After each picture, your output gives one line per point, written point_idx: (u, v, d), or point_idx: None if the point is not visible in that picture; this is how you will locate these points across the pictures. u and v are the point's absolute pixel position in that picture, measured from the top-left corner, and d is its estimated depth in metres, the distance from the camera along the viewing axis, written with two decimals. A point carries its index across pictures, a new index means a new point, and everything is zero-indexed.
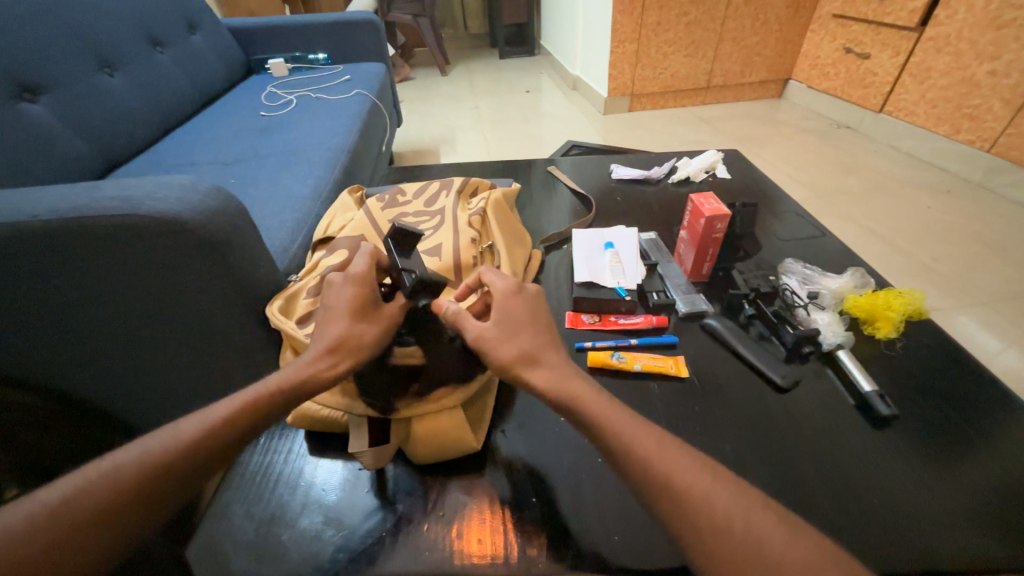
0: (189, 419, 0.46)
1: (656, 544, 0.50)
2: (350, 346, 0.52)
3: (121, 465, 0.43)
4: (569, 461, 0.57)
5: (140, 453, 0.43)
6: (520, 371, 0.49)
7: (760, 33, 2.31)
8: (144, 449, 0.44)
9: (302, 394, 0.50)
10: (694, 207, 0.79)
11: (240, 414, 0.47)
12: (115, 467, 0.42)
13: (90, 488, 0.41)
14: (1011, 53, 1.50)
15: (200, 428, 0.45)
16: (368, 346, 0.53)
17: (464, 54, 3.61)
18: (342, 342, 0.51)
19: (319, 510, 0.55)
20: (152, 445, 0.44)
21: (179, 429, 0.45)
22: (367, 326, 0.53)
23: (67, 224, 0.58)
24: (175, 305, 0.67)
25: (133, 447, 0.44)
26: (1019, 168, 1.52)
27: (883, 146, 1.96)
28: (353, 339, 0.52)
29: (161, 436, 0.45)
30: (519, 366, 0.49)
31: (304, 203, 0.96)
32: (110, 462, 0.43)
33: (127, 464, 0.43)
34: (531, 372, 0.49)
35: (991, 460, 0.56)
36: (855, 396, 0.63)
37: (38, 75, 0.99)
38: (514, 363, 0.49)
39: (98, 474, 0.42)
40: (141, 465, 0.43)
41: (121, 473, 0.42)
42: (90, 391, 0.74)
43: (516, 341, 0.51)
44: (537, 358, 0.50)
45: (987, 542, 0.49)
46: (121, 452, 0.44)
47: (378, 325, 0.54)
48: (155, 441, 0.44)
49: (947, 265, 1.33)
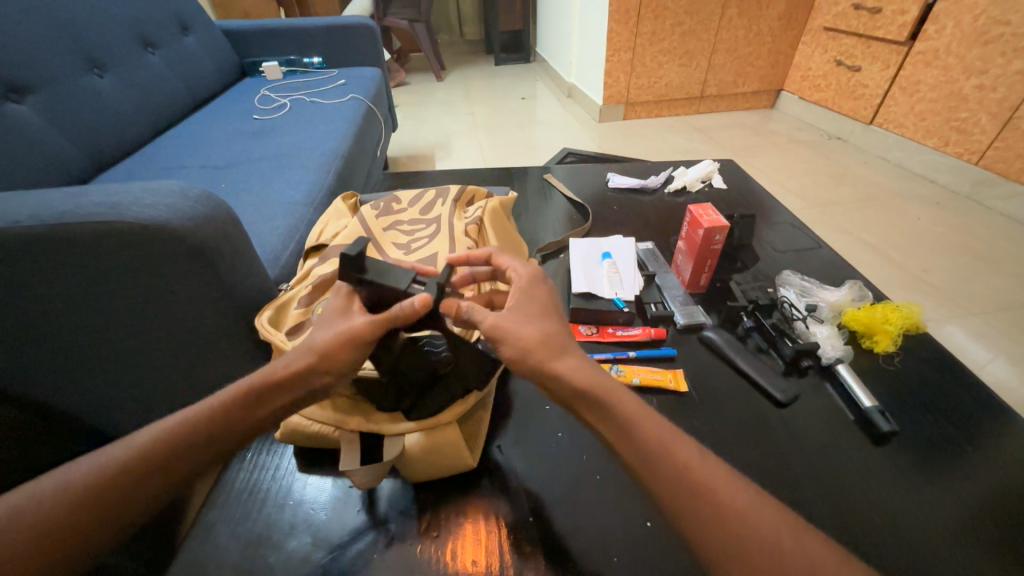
0: (146, 430, 0.44)
1: (657, 565, 0.48)
2: (314, 360, 0.47)
3: (75, 477, 0.40)
4: (567, 477, 0.56)
5: (96, 464, 0.41)
6: (546, 361, 0.46)
7: (753, 45, 2.34)
8: (98, 460, 0.42)
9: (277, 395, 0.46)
10: (693, 218, 0.79)
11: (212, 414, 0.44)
12: (69, 479, 0.40)
13: (42, 501, 0.39)
14: (998, 68, 1.53)
15: (157, 439, 0.43)
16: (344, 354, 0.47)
17: (459, 60, 3.62)
18: (308, 352, 0.47)
19: (308, 531, 0.53)
20: (106, 456, 0.42)
21: (136, 439, 0.43)
22: (331, 336, 0.47)
23: (50, 231, 0.55)
24: (163, 315, 0.65)
25: (89, 458, 0.42)
26: (1008, 181, 1.54)
27: (874, 157, 1.99)
28: (318, 349, 0.47)
29: (117, 446, 0.43)
30: (546, 350, 0.47)
31: (297, 208, 0.94)
32: (64, 474, 0.41)
33: (80, 476, 0.41)
34: (560, 359, 0.47)
35: (990, 477, 0.56)
36: (855, 412, 0.63)
37: (24, 75, 0.97)
38: (539, 347, 0.47)
39: (51, 486, 0.40)
40: (94, 477, 0.40)
41: (73, 486, 0.40)
42: (72, 403, 0.72)
43: (537, 322, 0.50)
44: (564, 346, 0.48)
45: (992, 563, 0.48)
46: (75, 464, 0.42)
47: (338, 346, 0.47)
48: (111, 451, 0.42)
49: (939, 276, 1.34)
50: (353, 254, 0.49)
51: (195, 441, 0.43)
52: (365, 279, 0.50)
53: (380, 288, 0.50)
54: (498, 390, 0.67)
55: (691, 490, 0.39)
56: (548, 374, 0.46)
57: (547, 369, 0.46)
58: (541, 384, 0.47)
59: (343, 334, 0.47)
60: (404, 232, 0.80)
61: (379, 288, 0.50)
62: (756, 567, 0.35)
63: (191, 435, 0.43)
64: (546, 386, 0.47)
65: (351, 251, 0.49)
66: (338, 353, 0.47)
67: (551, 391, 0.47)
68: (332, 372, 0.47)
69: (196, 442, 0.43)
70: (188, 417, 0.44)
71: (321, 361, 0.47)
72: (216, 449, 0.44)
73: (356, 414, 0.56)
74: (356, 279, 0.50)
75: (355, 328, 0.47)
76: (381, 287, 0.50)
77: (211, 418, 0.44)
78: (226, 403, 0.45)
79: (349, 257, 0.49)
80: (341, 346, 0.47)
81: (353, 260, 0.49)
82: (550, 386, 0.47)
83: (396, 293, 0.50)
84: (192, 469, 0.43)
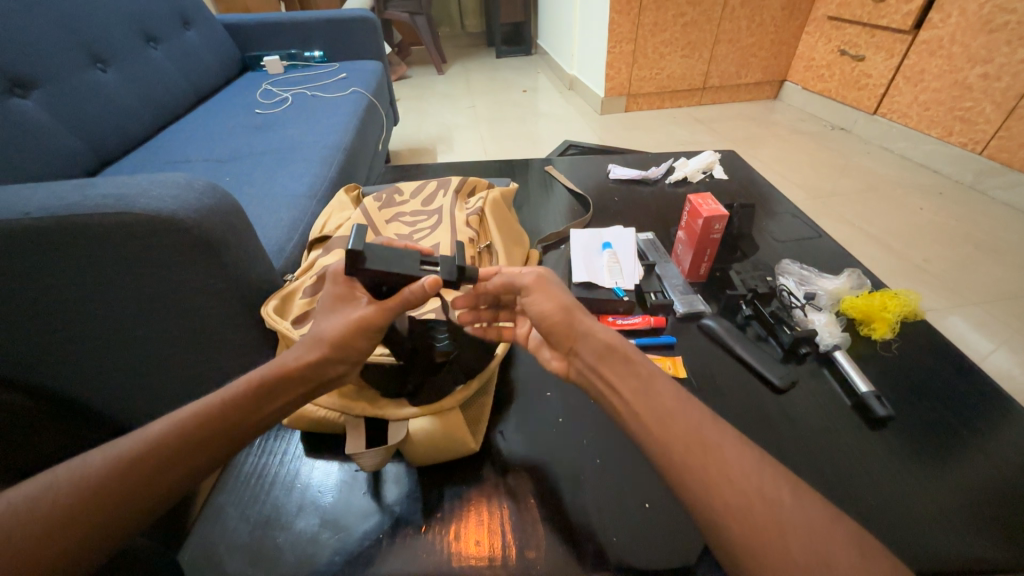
0: (161, 420, 0.44)
1: (656, 549, 0.49)
2: (326, 349, 0.49)
3: (89, 469, 0.40)
4: (569, 461, 0.57)
5: (110, 455, 0.41)
6: (580, 320, 0.50)
7: (756, 35, 2.32)
8: (109, 452, 0.41)
9: (289, 384, 0.48)
10: (693, 208, 0.79)
11: (226, 406, 0.45)
12: (81, 471, 0.40)
13: (56, 492, 0.38)
14: (1003, 57, 1.51)
15: (175, 428, 0.43)
16: (355, 345, 0.50)
17: (460, 53, 3.60)
18: (319, 343, 0.49)
19: (315, 512, 0.54)
20: (120, 447, 0.41)
21: (150, 430, 0.43)
22: (340, 325, 0.50)
23: (59, 223, 0.57)
24: (170, 305, 0.66)
25: (101, 450, 0.41)
26: (1011, 170, 1.54)
27: (877, 148, 1.97)
28: (329, 338, 0.49)
29: (131, 438, 0.42)
30: (582, 311, 0.51)
31: (300, 200, 0.95)
32: (75, 467, 0.40)
33: (95, 466, 0.40)
34: (592, 320, 0.50)
35: (986, 461, 0.56)
36: (851, 397, 0.63)
37: (28, 69, 0.98)
38: (575, 307, 0.51)
39: (63, 478, 0.39)
40: (110, 468, 0.40)
41: (87, 477, 0.39)
42: (82, 392, 0.74)
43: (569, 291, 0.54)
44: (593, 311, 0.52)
45: (983, 544, 0.49)
46: (87, 455, 0.41)
47: (349, 334, 0.49)
48: (124, 443, 0.42)
49: (940, 266, 1.33)
50: (359, 248, 0.48)
51: (213, 429, 0.44)
52: (369, 268, 0.49)
53: (383, 274, 0.50)
54: (500, 378, 0.68)
55: (692, 466, 0.39)
56: (580, 330, 0.49)
57: (581, 326, 0.49)
58: (571, 344, 0.50)
59: (352, 323, 0.49)
60: (406, 223, 0.81)
61: (383, 275, 0.49)
62: (757, 552, 0.35)
63: (210, 423, 0.44)
64: (575, 346, 0.50)
65: (355, 246, 0.49)
66: (349, 340, 0.50)
67: (580, 353, 0.49)
68: (345, 359, 0.51)
69: (215, 429, 0.44)
70: (203, 405, 0.45)
71: (332, 350, 0.50)
72: (236, 438, 0.45)
73: (361, 400, 0.57)
74: (359, 268, 0.49)
75: (363, 315, 0.49)
76: (388, 273, 0.49)
77: (227, 406, 0.45)
78: (241, 391, 0.46)
79: (354, 251, 0.49)
80: (351, 334, 0.50)
81: (357, 255, 0.48)
82: (578, 347, 0.49)
83: (403, 278, 0.50)
84: (213, 455, 0.43)
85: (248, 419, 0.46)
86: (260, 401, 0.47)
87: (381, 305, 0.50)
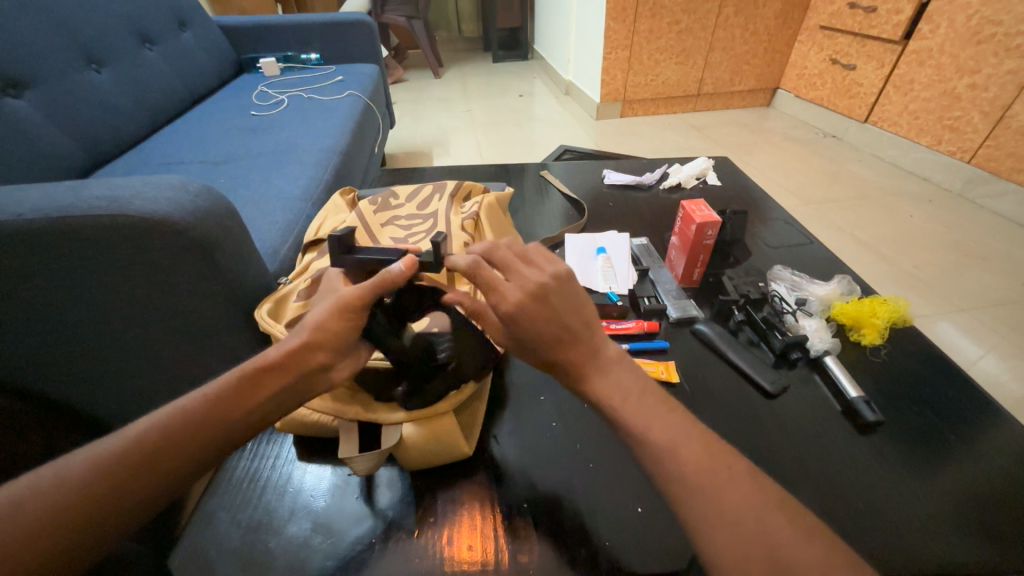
0: (145, 419, 0.43)
1: (647, 552, 0.50)
2: (308, 335, 0.49)
3: (73, 469, 0.40)
4: (563, 466, 0.57)
5: (96, 454, 0.41)
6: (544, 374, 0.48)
7: (750, 43, 2.35)
8: (94, 451, 0.41)
9: (273, 374, 0.47)
10: (686, 214, 0.80)
11: (211, 399, 0.45)
12: (66, 470, 0.40)
13: (41, 492, 0.38)
14: (990, 67, 1.54)
15: (161, 425, 0.43)
16: (339, 329, 0.50)
17: (457, 57, 3.61)
18: (303, 330, 0.49)
19: (308, 516, 0.54)
20: (104, 445, 0.41)
21: (135, 428, 0.43)
22: (323, 311, 0.50)
23: (53, 226, 0.56)
24: (163, 308, 0.66)
25: (85, 450, 0.41)
26: (998, 179, 1.57)
27: (868, 155, 2.00)
28: (312, 324, 0.49)
29: (116, 436, 0.42)
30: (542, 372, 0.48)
31: (296, 203, 0.95)
32: (60, 466, 0.40)
33: (79, 466, 0.40)
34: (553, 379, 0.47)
35: (972, 465, 0.57)
36: (841, 402, 0.64)
37: (22, 69, 0.97)
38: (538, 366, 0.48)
39: (47, 478, 0.39)
40: (94, 468, 0.40)
41: (71, 477, 0.39)
42: (71, 394, 0.73)
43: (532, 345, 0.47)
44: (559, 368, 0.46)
45: (969, 548, 0.50)
46: (73, 455, 0.41)
47: (332, 319, 0.49)
48: (109, 441, 0.42)
49: (930, 273, 1.35)
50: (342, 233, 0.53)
51: (197, 424, 0.43)
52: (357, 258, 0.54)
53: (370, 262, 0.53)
54: (494, 382, 0.68)
55: (684, 470, 0.40)
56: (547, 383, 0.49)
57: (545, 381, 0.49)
58: None
59: (333, 305, 0.50)
60: (402, 227, 0.81)
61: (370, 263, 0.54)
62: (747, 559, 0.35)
63: (195, 418, 0.44)
64: None
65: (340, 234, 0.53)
66: (332, 325, 0.49)
67: None
68: (328, 347, 0.49)
69: (199, 423, 0.43)
70: (187, 402, 0.45)
71: (315, 337, 0.49)
72: (221, 433, 0.44)
73: (355, 404, 0.57)
74: (347, 258, 0.54)
75: (344, 295, 0.50)
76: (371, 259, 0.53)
77: (213, 400, 0.45)
78: (225, 383, 0.46)
79: (338, 237, 0.53)
80: (334, 317, 0.49)
81: (341, 240, 0.53)
82: None
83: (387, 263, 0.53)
84: (198, 452, 0.43)
85: (233, 411, 0.45)
86: (244, 392, 0.46)
87: (363, 285, 0.50)
